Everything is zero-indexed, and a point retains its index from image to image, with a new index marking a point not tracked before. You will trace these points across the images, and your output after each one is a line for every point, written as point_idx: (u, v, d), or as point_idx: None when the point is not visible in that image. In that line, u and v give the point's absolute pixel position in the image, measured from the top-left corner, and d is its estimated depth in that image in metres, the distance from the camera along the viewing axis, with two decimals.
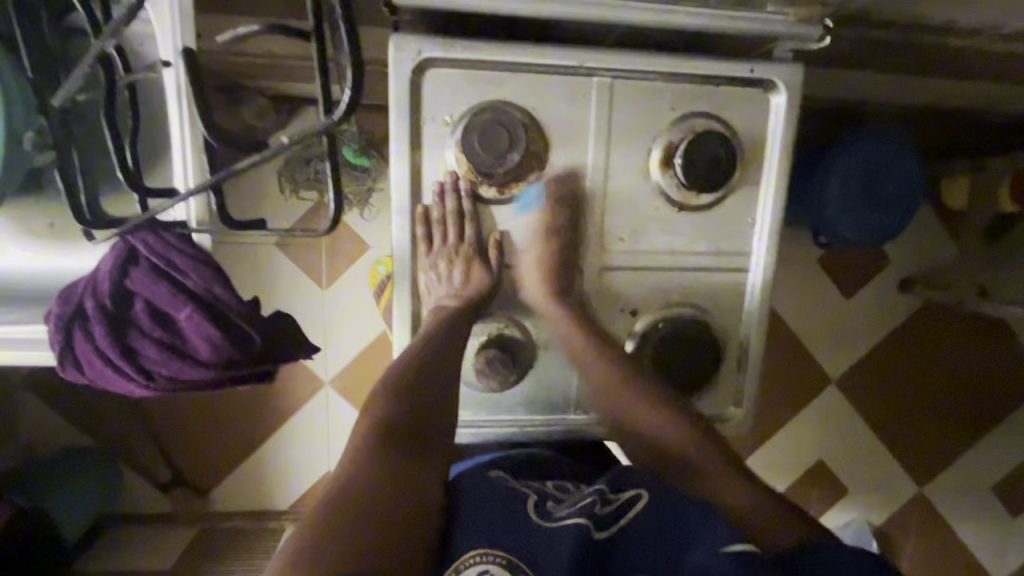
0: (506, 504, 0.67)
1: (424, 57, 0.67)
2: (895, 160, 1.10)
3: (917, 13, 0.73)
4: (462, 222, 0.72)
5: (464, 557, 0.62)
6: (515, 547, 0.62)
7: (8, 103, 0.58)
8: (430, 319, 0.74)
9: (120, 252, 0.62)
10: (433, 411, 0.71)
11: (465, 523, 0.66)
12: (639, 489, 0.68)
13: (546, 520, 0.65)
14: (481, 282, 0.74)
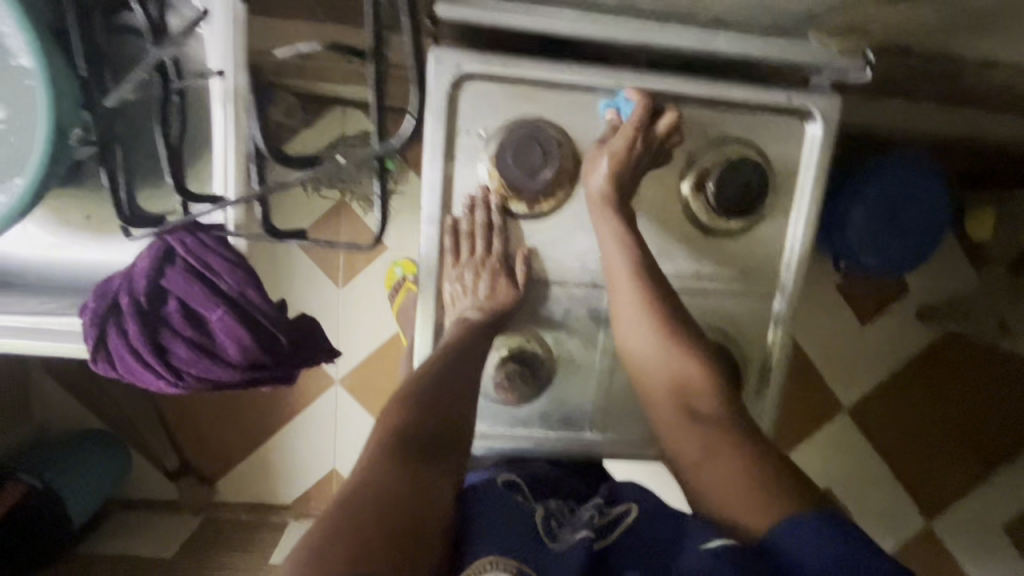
0: (513, 513, 0.62)
1: (462, 71, 0.68)
2: (924, 191, 1.08)
3: (958, 48, 0.73)
4: (491, 236, 0.73)
5: (474, 565, 0.55)
6: (529, 557, 0.57)
7: (59, 99, 0.58)
8: (452, 330, 0.74)
9: (156, 252, 0.66)
10: (453, 406, 0.67)
11: (478, 530, 0.59)
12: (628, 503, 0.66)
13: (554, 539, 0.61)
14: (506, 296, 0.74)
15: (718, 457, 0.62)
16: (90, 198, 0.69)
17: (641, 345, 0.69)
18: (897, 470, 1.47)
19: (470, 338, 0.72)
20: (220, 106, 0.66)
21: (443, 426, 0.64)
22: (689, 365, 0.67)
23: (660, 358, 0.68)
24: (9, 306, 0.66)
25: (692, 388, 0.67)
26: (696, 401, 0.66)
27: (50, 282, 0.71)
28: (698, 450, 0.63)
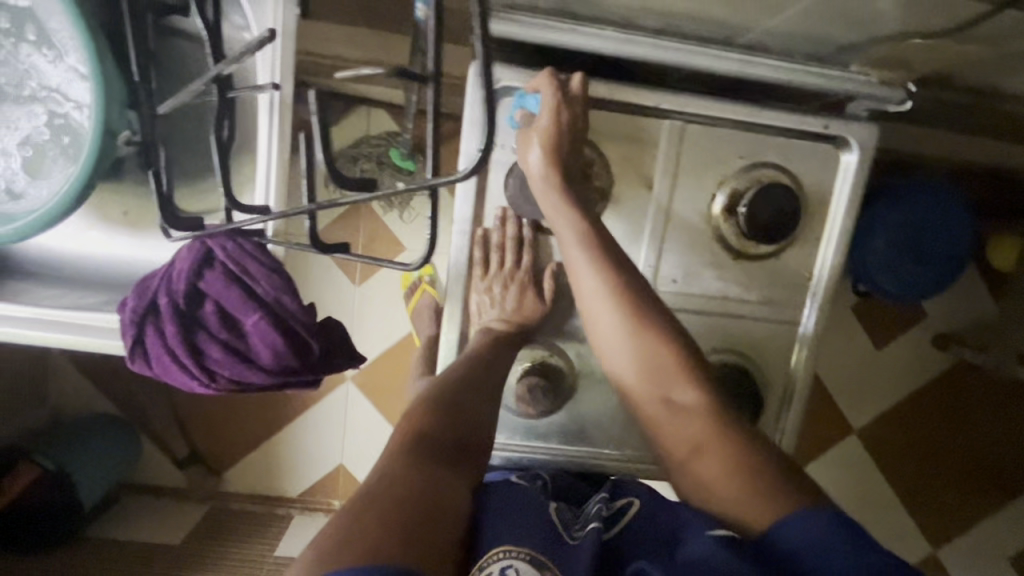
0: (530, 503, 0.63)
1: (502, 85, 0.69)
2: (950, 220, 1.07)
3: (997, 83, 0.72)
4: (521, 249, 0.74)
5: (487, 554, 0.57)
6: (543, 546, 0.58)
7: (108, 100, 0.56)
8: (477, 341, 0.74)
9: (197, 252, 0.55)
10: (478, 416, 0.67)
11: (493, 520, 0.60)
12: (630, 496, 0.65)
13: (569, 532, 0.60)
14: (532, 309, 0.75)
15: (707, 450, 0.61)
16: (130, 194, 0.70)
17: (611, 337, 0.67)
18: (905, 496, 1.45)
19: (495, 349, 0.73)
20: (266, 112, 0.62)
21: (464, 432, 0.65)
22: (664, 361, 0.64)
23: (636, 352, 0.65)
24: (46, 295, 0.68)
25: (667, 377, 0.64)
26: (675, 390, 0.64)
27: (82, 273, 0.72)
28: (685, 445, 0.63)
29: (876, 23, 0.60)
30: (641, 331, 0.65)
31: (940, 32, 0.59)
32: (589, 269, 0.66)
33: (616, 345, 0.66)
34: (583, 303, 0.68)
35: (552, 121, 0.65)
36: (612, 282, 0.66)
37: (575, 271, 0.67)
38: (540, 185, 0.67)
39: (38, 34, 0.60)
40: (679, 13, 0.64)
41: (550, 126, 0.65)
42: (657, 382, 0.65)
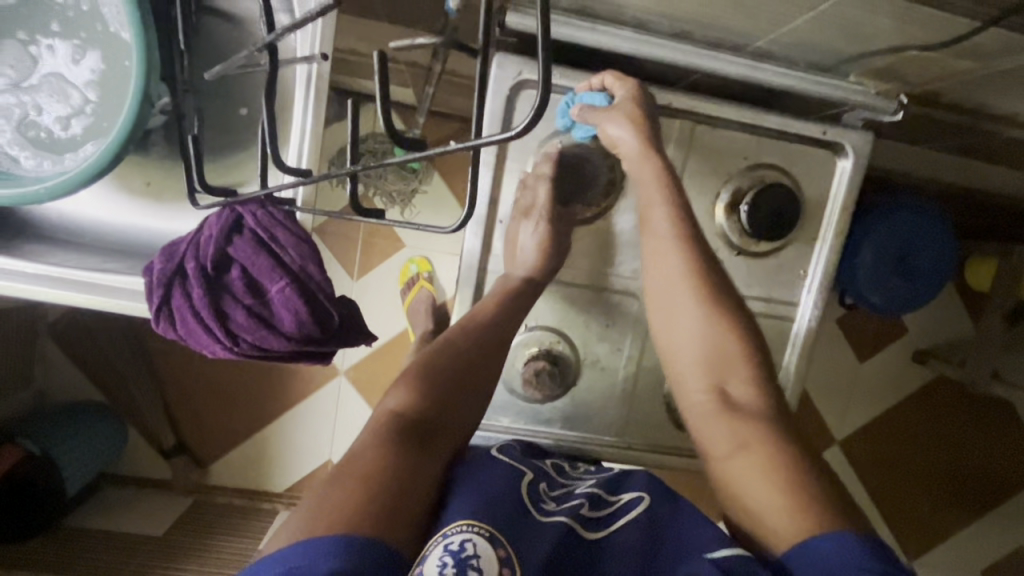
0: (499, 485, 0.62)
1: (523, 77, 0.72)
2: (933, 234, 1.13)
3: (980, 103, 0.78)
4: (543, 185, 0.76)
5: (452, 524, 0.55)
6: (502, 527, 0.57)
7: (147, 69, 0.58)
8: (499, 287, 0.76)
9: (227, 219, 0.58)
10: (462, 397, 0.67)
11: (460, 495, 0.59)
12: (640, 492, 0.65)
13: (538, 509, 0.62)
14: (552, 249, 0.76)
15: (752, 449, 0.58)
16: (155, 166, 0.72)
17: (686, 320, 0.66)
18: (883, 505, 1.49)
19: (509, 302, 0.73)
20: (303, 90, 0.65)
21: (445, 413, 0.64)
22: (716, 331, 0.65)
23: (699, 334, 0.65)
24: (65, 257, 0.68)
25: (722, 368, 0.64)
26: (731, 380, 0.64)
27: (98, 240, 0.72)
28: (731, 443, 0.59)
29: (875, 36, 0.65)
30: (714, 317, 0.65)
31: (933, 48, 0.63)
32: (670, 252, 0.67)
33: (686, 326, 0.66)
34: (657, 292, 0.69)
35: (633, 104, 0.68)
36: (689, 268, 0.67)
37: (656, 254, 0.68)
38: (631, 154, 0.67)
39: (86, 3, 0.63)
40: (692, 17, 0.68)
41: (634, 109, 0.68)
42: (713, 370, 0.64)
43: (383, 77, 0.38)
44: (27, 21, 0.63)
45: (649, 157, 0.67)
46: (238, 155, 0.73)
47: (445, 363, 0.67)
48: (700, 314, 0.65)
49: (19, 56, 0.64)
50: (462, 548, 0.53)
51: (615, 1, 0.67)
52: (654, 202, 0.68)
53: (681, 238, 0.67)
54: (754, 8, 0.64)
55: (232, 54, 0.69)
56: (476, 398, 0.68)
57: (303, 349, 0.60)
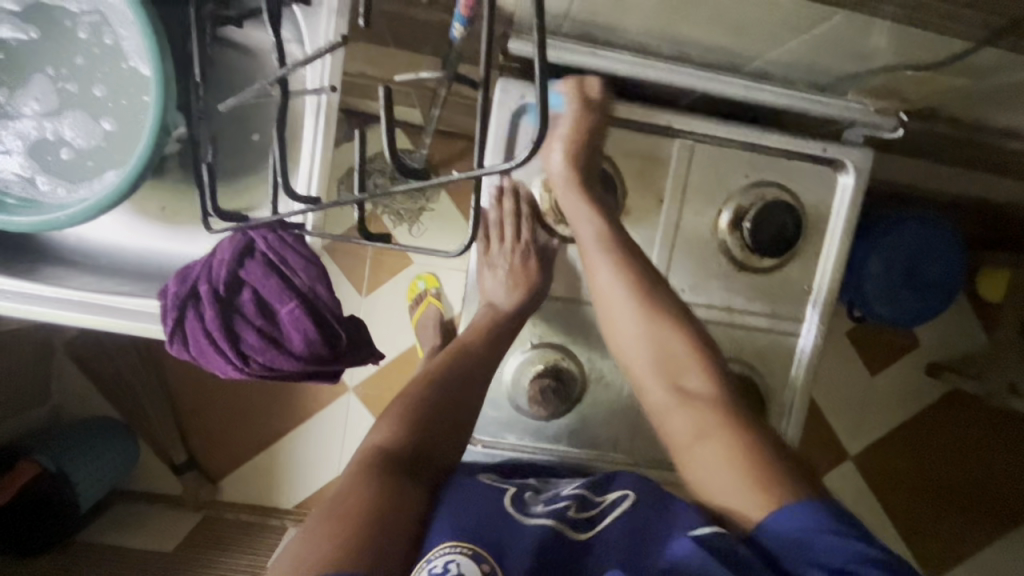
0: (479, 501, 0.63)
1: (525, 101, 0.74)
2: (940, 246, 1.12)
3: (981, 118, 0.78)
4: (520, 221, 0.80)
5: (434, 548, 0.58)
6: (485, 541, 0.59)
7: (164, 100, 0.60)
8: (481, 318, 0.79)
9: (239, 243, 0.59)
10: (439, 423, 0.72)
11: (444, 514, 0.62)
12: (626, 489, 0.65)
13: (523, 514, 0.63)
14: (531, 283, 0.79)
15: (705, 440, 0.65)
16: (169, 191, 0.74)
17: (629, 328, 0.71)
18: (898, 522, 1.46)
19: (493, 322, 0.78)
20: (313, 116, 0.67)
21: (423, 440, 0.70)
22: (666, 330, 0.70)
23: (645, 337, 0.70)
24: (85, 280, 0.71)
25: (672, 369, 0.69)
26: (683, 376, 0.69)
27: (116, 261, 0.75)
28: (685, 435, 0.67)
29: (872, 56, 0.66)
30: (652, 321, 0.70)
31: (929, 66, 0.65)
32: (605, 265, 0.71)
33: (629, 330, 0.71)
34: (602, 297, 0.73)
35: (571, 128, 0.71)
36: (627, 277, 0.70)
37: (592, 267, 0.72)
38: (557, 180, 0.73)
39: (101, 36, 0.66)
40: (690, 40, 0.70)
41: (570, 133, 0.71)
42: (666, 368, 0.70)
43: (388, 110, 0.40)
44: (48, 52, 0.66)
45: (574, 184, 0.72)
46: (252, 178, 0.75)
47: (425, 395, 0.74)
48: (642, 321, 0.70)
49: (39, 86, 0.67)
50: (445, 571, 0.56)
51: (615, 26, 0.70)
52: (585, 217, 0.72)
53: (610, 249, 0.71)
54: (751, 30, 0.65)
55: (246, 81, 0.72)
56: (458, 425, 0.73)
57: (312, 368, 0.62)
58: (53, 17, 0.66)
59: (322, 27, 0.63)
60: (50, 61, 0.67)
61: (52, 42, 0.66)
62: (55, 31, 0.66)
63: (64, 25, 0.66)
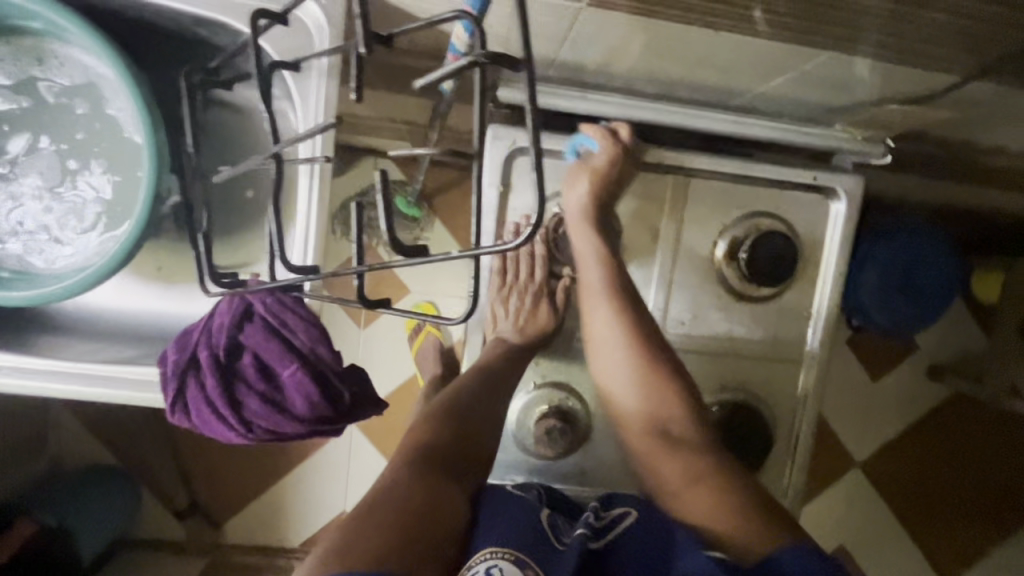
0: (518, 512, 0.67)
1: (516, 146, 0.75)
2: (935, 256, 1.11)
3: (966, 138, 0.79)
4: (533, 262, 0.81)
5: (476, 555, 0.62)
6: (526, 547, 0.63)
7: (158, 169, 0.61)
8: (489, 351, 0.79)
9: (237, 308, 0.59)
10: (477, 437, 0.72)
11: (487, 527, 0.65)
12: (628, 507, 0.70)
13: (558, 536, 0.66)
14: (546, 322, 0.79)
15: (699, 479, 0.63)
16: (166, 252, 0.75)
17: (621, 374, 0.71)
18: (911, 528, 1.45)
19: (506, 357, 0.77)
20: (308, 177, 0.68)
21: (461, 450, 0.70)
22: (654, 373, 0.70)
23: (635, 377, 0.71)
24: (83, 347, 0.71)
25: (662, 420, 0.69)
26: (670, 423, 0.69)
27: (114, 325, 0.74)
28: (678, 477, 0.65)
29: (855, 90, 0.67)
30: (645, 371, 0.70)
31: (910, 97, 0.66)
32: (607, 318, 0.72)
33: (620, 376, 0.71)
34: (596, 349, 0.73)
35: (606, 163, 0.71)
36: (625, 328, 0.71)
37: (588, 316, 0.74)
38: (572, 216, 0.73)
39: (91, 107, 0.67)
40: (677, 80, 0.71)
41: (603, 167, 0.71)
42: (656, 406, 0.70)
43: (386, 190, 0.40)
44: (40, 127, 0.67)
45: (589, 218, 0.72)
46: (249, 236, 0.75)
47: (464, 402, 0.73)
48: (636, 365, 0.70)
49: (32, 163, 0.67)
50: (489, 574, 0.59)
51: (602, 71, 0.71)
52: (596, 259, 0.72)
53: (610, 295, 0.72)
54: (735, 70, 0.67)
55: (239, 141, 0.72)
56: (487, 442, 0.72)
57: (316, 429, 0.61)
58: (43, 91, 0.67)
59: (311, 88, 0.64)
60: (43, 137, 0.67)
61: (44, 114, 0.67)
62: (45, 104, 0.67)
63: (58, 101, 0.67)
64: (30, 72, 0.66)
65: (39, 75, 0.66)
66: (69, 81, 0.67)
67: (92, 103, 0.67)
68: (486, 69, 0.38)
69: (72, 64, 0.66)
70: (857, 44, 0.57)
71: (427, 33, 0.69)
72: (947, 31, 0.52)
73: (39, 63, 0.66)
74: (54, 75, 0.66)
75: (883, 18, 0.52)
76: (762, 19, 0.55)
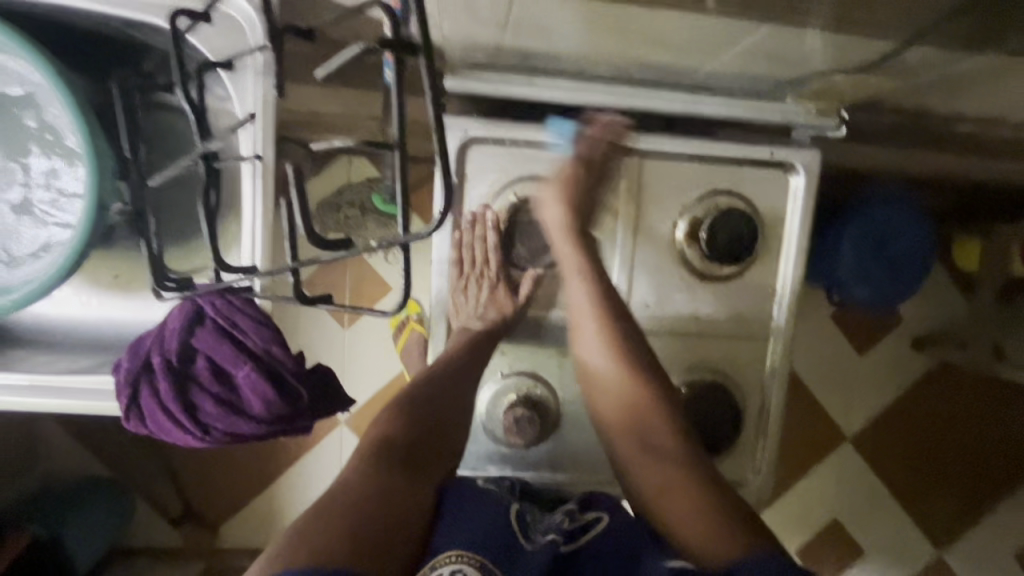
0: (484, 507, 0.66)
1: (469, 136, 0.74)
2: (911, 228, 1.07)
3: (925, 106, 0.79)
4: (489, 251, 0.79)
5: (441, 556, 0.61)
6: (491, 551, 0.61)
7: (100, 175, 0.63)
8: (456, 339, 0.80)
9: (187, 312, 0.60)
10: (443, 431, 0.72)
11: (450, 524, 0.64)
12: (601, 512, 0.68)
13: (526, 538, 0.64)
14: (505, 309, 0.80)
15: (670, 491, 0.68)
16: (121, 259, 0.75)
17: (607, 389, 0.74)
18: (900, 499, 1.46)
19: (472, 346, 0.78)
20: (251, 179, 0.68)
21: (425, 441, 0.70)
22: (633, 384, 0.73)
23: (619, 393, 0.74)
24: (49, 363, 0.72)
25: (644, 433, 0.72)
26: (652, 437, 0.72)
27: (88, 339, 0.76)
28: (655, 486, 0.70)
29: (809, 63, 0.67)
30: (631, 392, 0.73)
31: (857, 67, 0.66)
32: (594, 340, 0.74)
33: (609, 392, 0.74)
34: (587, 371, 0.76)
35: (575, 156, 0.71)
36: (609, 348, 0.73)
37: (580, 331, 0.75)
38: (556, 230, 0.73)
39: (35, 116, 0.68)
40: (630, 62, 0.71)
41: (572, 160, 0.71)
42: (635, 418, 0.73)
43: (300, 187, 0.42)
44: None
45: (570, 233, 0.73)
46: (197, 245, 0.78)
47: (433, 393, 0.74)
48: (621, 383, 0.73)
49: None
50: None
51: (553, 56, 0.70)
52: (578, 277, 0.73)
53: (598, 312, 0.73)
54: (682, 48, 0.66)
55: (178, 146, 0.76)
56: (456, 434, 0.73)
57: (276, 429, 0.62)
58: None
59: (254, 90, 0.64)
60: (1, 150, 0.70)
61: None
62: None
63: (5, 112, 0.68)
64: None
65: None
66: (5, 90, 0.68)
67: (35, 112, 0.68)
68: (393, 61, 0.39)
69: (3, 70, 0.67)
70: (807, 17, 0.57)
71: (371, 24, 0.67)
72: None
73: None
74: None
75: None
76: None
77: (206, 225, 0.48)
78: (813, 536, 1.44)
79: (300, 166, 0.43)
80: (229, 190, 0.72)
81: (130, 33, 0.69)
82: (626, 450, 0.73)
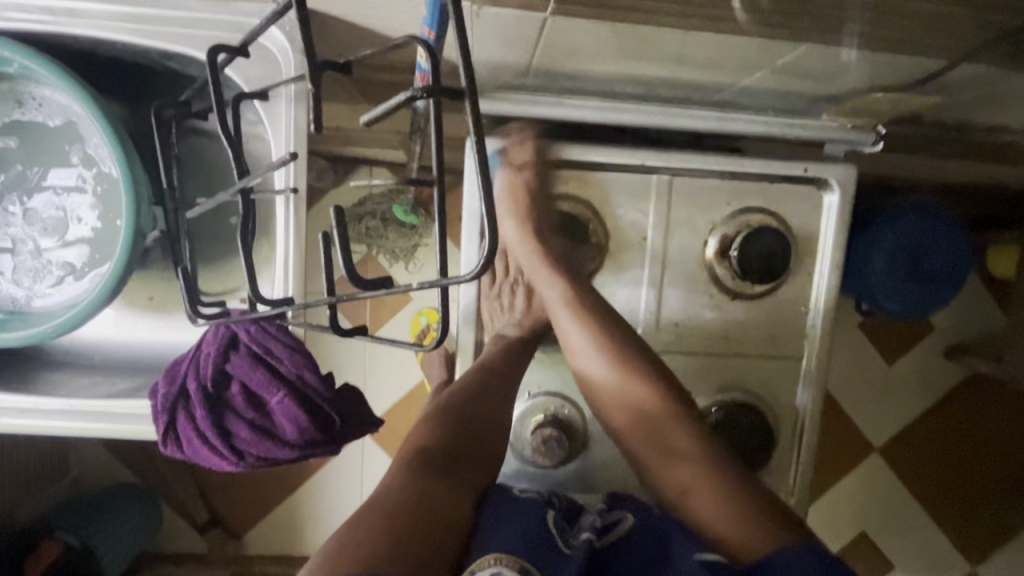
0: (520, 515, 0.64)
1: (497, 155, 0.74)
2: (950, 235, 1.02)
3: (967, 118, 0.76)
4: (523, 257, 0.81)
5: (479, 561, 0.58)
6: (530, 554, 0.59)
7: (138, 205, 0.64)
8: (489, 350, 0.78)
9: (223, 338, 0.62)
10: (476, 450, 0.70)
11: (487, 535, 0.62)
12: (624, 512, 0.69)
13: (564, 539, 0.63)
14: (541, 311, 0.81)
15: (692, 489, 0.67)
16: (156, 282, 0.80)
17: (603, 381, 0.74)
18: (934, 514, 1.41)
19: (507, 354, 0.77)
20: (282, 208, 0.68)
21: (460, 456, 0.69)
22: (633, 381, 0.72)
23: (618, 385, 0.73)
24: (84, 386, 0.74)
25: (655, 435, 0.71)
26: (664, 430, 0.71)
27: (129, 358, 0.79)
28: (677, 487, 0.69)
29: (846, 80, 0.66)
30: (629, 394, 0.72)
31: (900, 83, 0.64)
32: (573, 327, 0.74)
33: (607, 386, 0.74)
34: (579, 367, 0.75)
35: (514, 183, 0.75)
36: (590, 333, 0.73)
37: (567, 338, 0.75)
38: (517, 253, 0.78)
39: (80, 149, 0.73)
40: (661, 80, 0.70)
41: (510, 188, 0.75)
42: (641, 419, 0.72)
43: (343, 227, 0.42)
44: (39, 170, 0.73)
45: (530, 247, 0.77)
46: (228, 266, 0.80)
47: (462, 407, 0.72)
48: (615, 374, 0.72)
49: (34, 202, 0.74)
50: None
51: (580, 75, 0.70)
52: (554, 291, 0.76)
53: (577, 315, 0.74)
54: (713, 67, 0.65)
55: (211, 170, 0.79)
56: (491, 450, 0.72)
57: (308, 453, 0.62)
58: (27, 133, 0.72)
59: (286, 113, 0.66)
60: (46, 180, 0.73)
61: (32, 160, 0.73)
62: (37, 146, 0.73)
63: (54, 147, 0.73)
64: (9, 115, 0.72)
65: (21, 117, 0.72)
66: (50, 123, 0.72)
67: (81, 147, 0.73)
68: (435, 102, 0.39)
69: (48, 104, 0.71)
70: (843, 37, 0.56)
71: (401, 49, 0.68)
72: (941, 16, 0.50)
73: (18, 105, 0.71)
74: (34, 115, 0.72)
75: (872, 10, 0.51)
76: (746, 18, 0.54)
77: (243, 256, 0.46)
78: (842, 550, 1.40)
79: (340, 204, 0.42)
80: (262, 213, 0.73)
81: (164, 62, 0.71)
82: (641, 448, 0.73)
